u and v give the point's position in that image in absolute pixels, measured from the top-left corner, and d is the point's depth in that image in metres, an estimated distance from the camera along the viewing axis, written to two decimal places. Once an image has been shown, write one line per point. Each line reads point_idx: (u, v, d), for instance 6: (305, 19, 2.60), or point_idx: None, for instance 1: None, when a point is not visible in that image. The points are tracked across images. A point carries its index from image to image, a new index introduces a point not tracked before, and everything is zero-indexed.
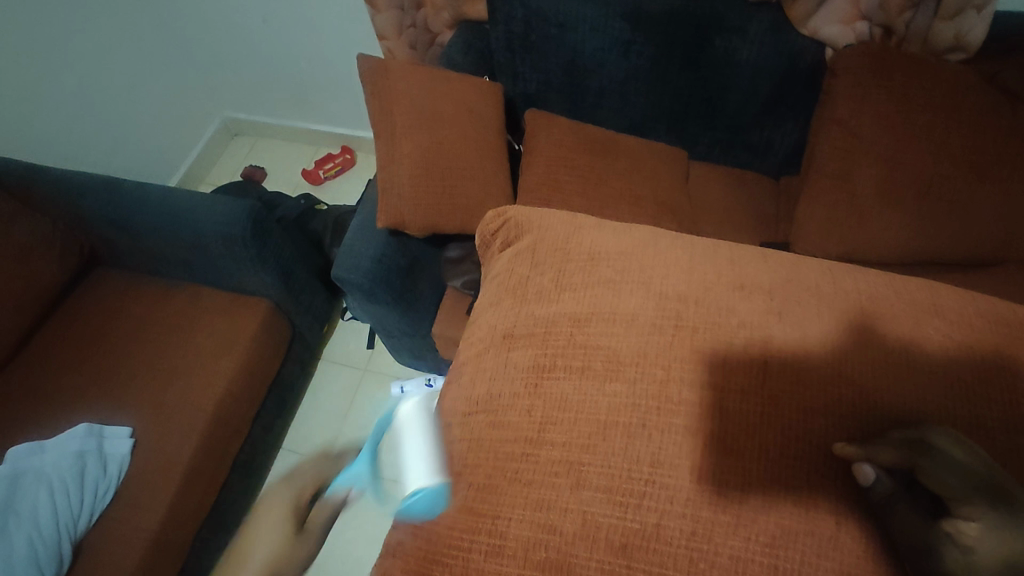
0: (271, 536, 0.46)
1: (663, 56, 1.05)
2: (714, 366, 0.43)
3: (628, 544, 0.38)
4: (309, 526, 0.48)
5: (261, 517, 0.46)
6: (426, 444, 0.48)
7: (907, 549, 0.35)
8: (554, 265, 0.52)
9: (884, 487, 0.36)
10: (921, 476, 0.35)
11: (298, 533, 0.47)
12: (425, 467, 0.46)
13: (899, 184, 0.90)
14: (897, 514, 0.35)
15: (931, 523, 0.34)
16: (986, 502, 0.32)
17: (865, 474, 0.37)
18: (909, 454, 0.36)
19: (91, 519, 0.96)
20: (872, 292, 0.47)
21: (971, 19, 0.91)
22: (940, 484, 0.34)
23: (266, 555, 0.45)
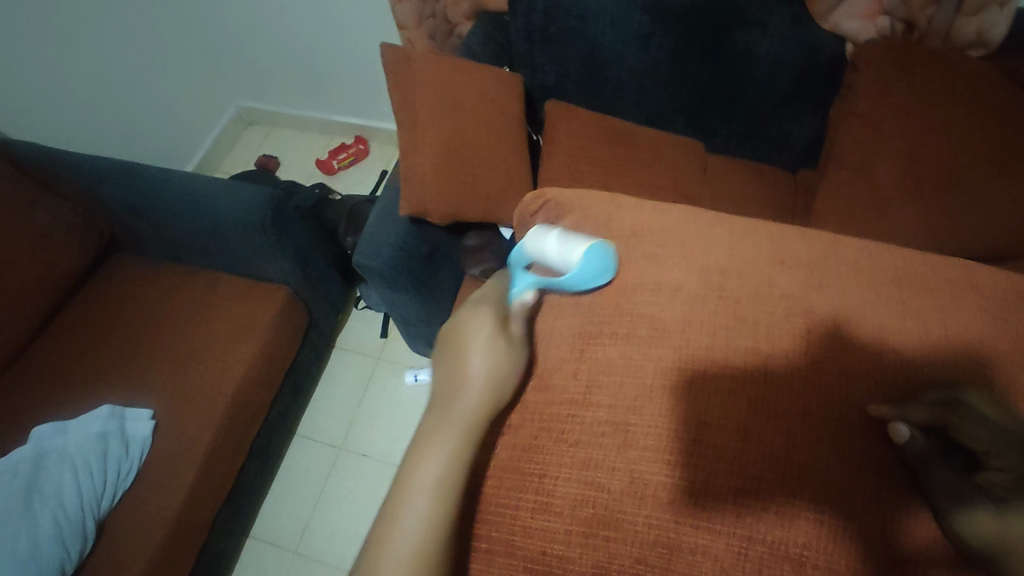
0: (485, 337, 0.48)
1: (683, 49, 1.07)
2: (757, 333, 0.44)
3: (676, 500, 0.40)
4: (512, 335, 0.50)
5: (471, 327, 0.48)
6: (572, 234, 0.54)
7: (940, 503, 0.36)
8: (597, 241, 0.54)
9: (918, 444, 0.37)
10: (955, 432, 0.36)
11: (508, 337, 0.48)
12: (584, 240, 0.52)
13: (917, 175, 0.92)
14: (931, 469, 0.36)
15: (965, 478, 0.35)
16: (1017, 455, 0.34)
17: (900, 432, 0.38)
18: (943, 412, 0.37)
19: (114, 500, 0.97)
20: (908, 268, 0.49)
21: (994, 14, 0.92)
22: (974, 439, 0.36)
23: (485, 360, 0.46)
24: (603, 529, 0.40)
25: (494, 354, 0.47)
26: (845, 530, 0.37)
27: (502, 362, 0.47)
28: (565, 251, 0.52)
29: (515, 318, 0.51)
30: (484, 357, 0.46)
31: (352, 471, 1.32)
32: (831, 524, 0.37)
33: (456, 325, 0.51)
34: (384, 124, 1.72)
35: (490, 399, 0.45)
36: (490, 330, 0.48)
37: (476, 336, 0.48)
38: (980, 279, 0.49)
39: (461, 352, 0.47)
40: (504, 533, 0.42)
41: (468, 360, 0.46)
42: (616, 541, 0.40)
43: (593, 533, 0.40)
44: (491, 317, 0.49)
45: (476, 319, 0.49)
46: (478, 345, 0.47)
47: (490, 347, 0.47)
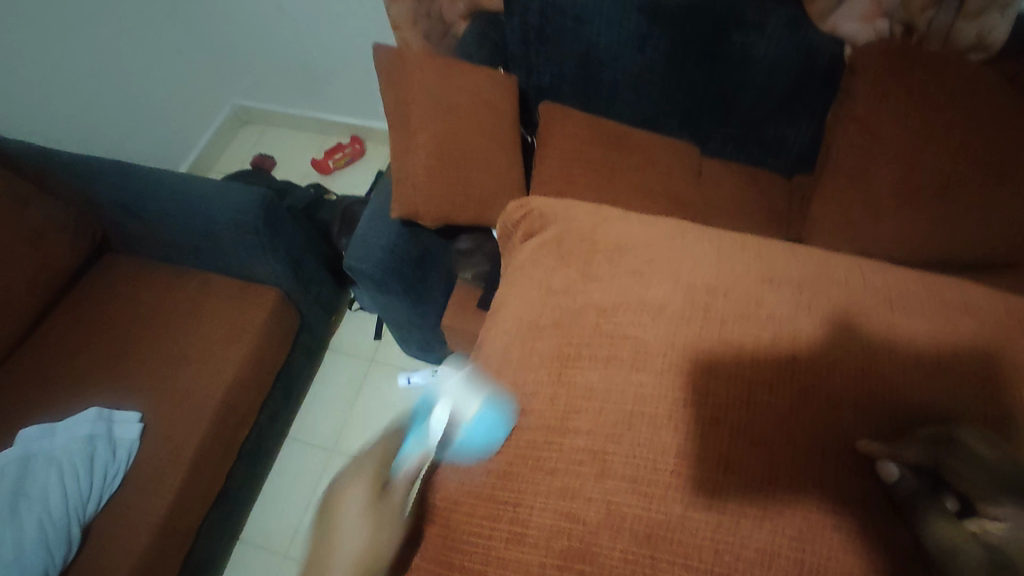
0: (358, 509, 0.42)
1: (679, 51, 1.05)
2: (743, 357, 0.43)
3: (653, 534, 0.39)
4: (391, 504, 0.44)
5: (348, 498, 0.42)
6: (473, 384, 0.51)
7: (928, 546, 0.34)
8: (580, 256, 0.53)
9: (909, 484, 0.36)
10: (948, 474, 0.35)
11: (386, 511, 0.43)
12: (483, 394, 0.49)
13: (916, 184, 0.90)
14: (921, 510, 0.35)
15: (956, 522, 0.34)
16: (1012, 501, 0.33)
17: (890, 472, 0.37)
18: (935, 452, 0.36)
19: (100, 504, 0.96)
20: (900, 289, 0.48)
21: (996, 18, 0.91)
22: (967, 483, 0.35)
23: (356, 535, 0.41)
24: (579, 563, 0.39)
25: (370, 534, 0.42)
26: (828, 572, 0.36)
27: (378, 541, 0.42)
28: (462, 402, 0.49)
29: (396, 485, 0.45)
30: (360, 539, 0.41)
31: None
32: (812, 565, 0.36)
33: (330, 485, 0.44)
34: (380, 124, 1.70)
35: None
36: (364, 500, 0.43)
37: (346, 511, 0.42)
38: (974, 301, 0.47)
39: (333, 529, 0.41)
40: (477, 564, 0.41)
41: (337, 534, 0.41)
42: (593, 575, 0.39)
43: (568, 567, 0.39)
44: (368, 484, 0.43)
45: (355, 488, 0.43)
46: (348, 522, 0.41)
47: (364, 520, 0.42)
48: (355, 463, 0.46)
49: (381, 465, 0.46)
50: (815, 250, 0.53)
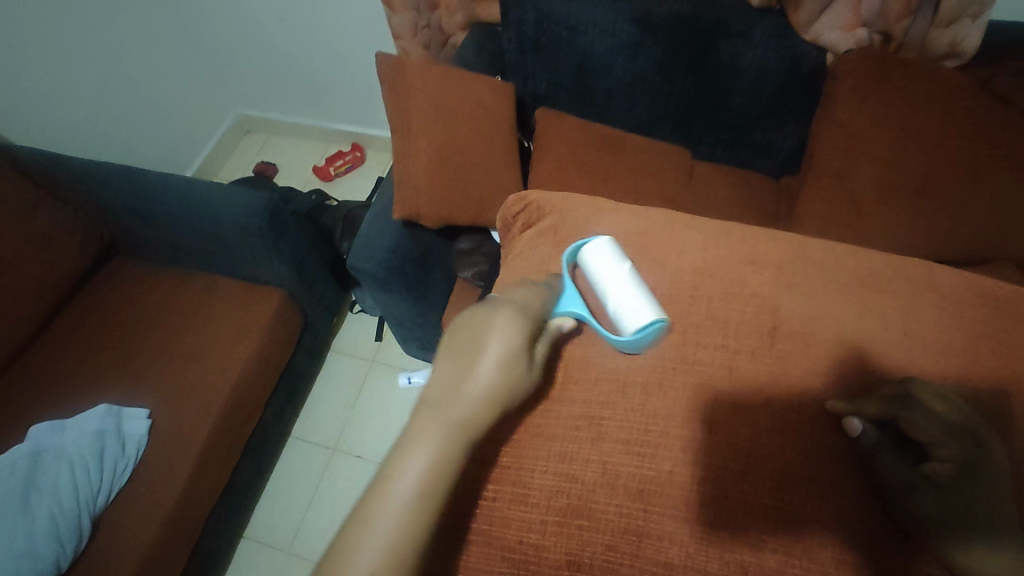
0: (506, 349, 0.45)
1: (670, 59, 1.10)
2: (727, 330, 0.47)
3: (645, 490, 0.42)
4: (534, 355, 0.47)
5: (496, 331, 0.45)
6: (644, 292, 0.48)
7: (888, 489, 0.40)
8: (576, 242, 0.56)
9: (872, 437, 0.41)
10: (905, 425, 0.40)
11: (528, 352, 0.46)
12: (650, 309, 0.46)
13: (896, 182, 0.95)
14: (880, 459, 0.41)
15: (912, 466, 0.40)
16: (958, 446, 0.39)
17: (856, 427, 0.41)
18: (893, 407, 0.41)
19: (110, 497, 0.98)
20: (872, 268, 0.52)
21: (967, 26, 0.94)
22: (921, 434, 0.40)
23: (502, 366, 0.44)
24: (576, 519, 0.42)
25: (507, 366, 0.44)
26: (803, 518, 0.40)
27: (511, 379, 0.45)
28: (627, 305, 0.47)
29: (546, 338, 0.48)
30: (495, 369, 0.44)
31: (345, 472, 1.33)
32: (790, 512, 0.40)
33: (477, 318, 0.46)
34: (380, 131, 1.75)
35: (495, 400, 0.44)
36: (512, 345, 0.45)
37: (498, 342, 0.44)
38: (939, 279, 0.52)
39: (477, 350, 0.44)
40: (481, 524, 0.45)
41: (483, 362, 0.44)
42: (590, 530, 0.42)
43: (567, 523, 0.43)
44: (524, 330, 0.46)
45: (501, 328, 0.45)
46: (498, 353, 0.44)
47: (506, 362, 0.44)
48: (515, 303, 0.48)
49: (538, 316, 0.48)
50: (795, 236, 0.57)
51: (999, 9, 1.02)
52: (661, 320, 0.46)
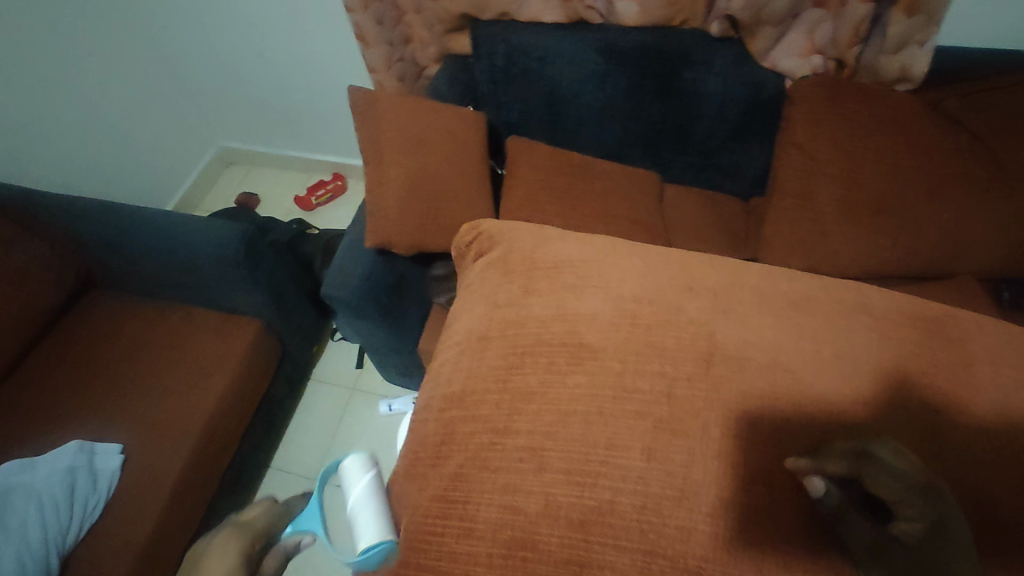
0: (230, 563, 0.57)
1: (636, 87, 1.13)
2: (666, 357, 0.48)
3: (586, 520, 0.43)
4: (262, 567, 0.58)
5: (220, 555, 0.59)
6: (375, 511, 0.54)
7: (853, 551, 0.39)
8: (523, 272, 0.57)
9: (836, 498, 0.39)
10: (871, 485, 0.38)
11: (250, 566, 0.58)
12: (374, 527, 0.52)
13: (856, 201, 0.98)
14: (846, 522, 0.39)
15: (880, 528, 0.39)
16: (924, 504, 0.38)
17: (817, 489, 0.39)
18: (858, 466, 0.39)
19: (79, 535, 0.97)
20: (806, 292, 0.54)
21: (914, 53, 0.97)
22: (884, 494, 0.38)
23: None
24: (521, 551, 0.43)
25: None
26: (741, 541, 0.41)
27: None
28: (364, 528, 0.52)
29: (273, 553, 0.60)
30: None
31: None
32: (727, 538, 0.41)
33: (206, 555, 0.60)
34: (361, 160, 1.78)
35: None
36: (232, 562, 0.57)
37: (216, 567, 0.57)
38: (870, 302, 0.54)
39: (204, 571, 0.57)
40: (432, 560, 0.45)
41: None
42: (534, 562, 0.42)
43: (512, 555, 0.43)
44: (240, 546, 0.60)
45: (226, 549, 0.59)
46: (223, 572, 0.56)
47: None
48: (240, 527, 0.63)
49: (257, 536, 0.62)
50: (740, 261, 0.59)
51: (946, 36, 1.06)
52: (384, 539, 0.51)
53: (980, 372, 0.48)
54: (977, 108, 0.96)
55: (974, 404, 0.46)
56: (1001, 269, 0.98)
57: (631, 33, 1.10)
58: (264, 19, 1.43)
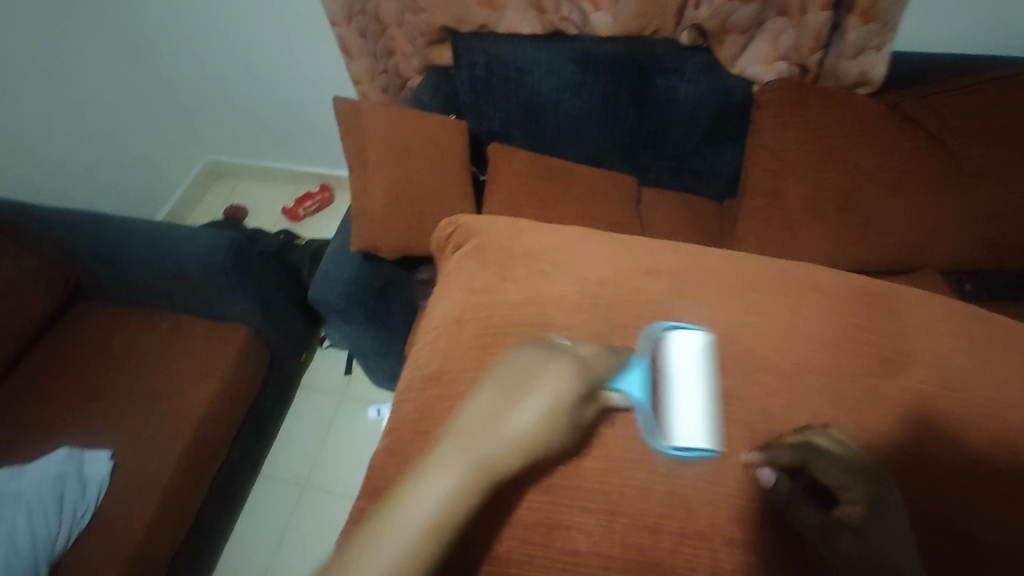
0: (550, 403, 0.45)
1: (612, 94, 1.18)
2: (627, 331, 0.57)
3: (553, 483, 0.50)
4: (574, 416, 0.48)
5: (543, 379, 0.46)
6: (707, 411, 0.52)
7: (807, 536, 0.45)
8: (497, 262, 0.63)
9: (784, 485, 0.47)
10: (813, 470, 0.45)
11: (566, 414, 0.47)
12: (706, 433, 0.50)
13: (823, 199, 1.02)
14: (794, 506, 0.46)
15: (826, 512, 0.44)
16: (861, 486, 0.44)
17: (767, 477, 0.48)
18: (800, 454, 0.46)
19: (68, 541, 0.97)
20: (759, 271, 0.63)
21: (872, 57, 1.02)
22: (822, 478, 0.45)
23: (545, 416, 0.45)
24: (494, 513, 0.49)
25: (545, 413, 0.45)
26: (693, 493, 0.49)
27: (545, 431, 0.45)
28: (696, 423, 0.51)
29: (588, 403, 0.49)
30: (533, 415, 0.44)
31: (316, 508, 1.33)
32: (680, 495, 0.49)
33: (527, 365, 0.48)
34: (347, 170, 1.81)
35: (526, 448, 0.44)
36: (556, 399, 0.45)
37: (534, 389, 0.45)
38: (820, 279, 0.63)
39: (520, 393, 0.45)
40: None
41: (521, 407, 0.45)
42: (507, 524, 0.49)
43: (483, 518, 0.49)
44: (570, 385, 0.46)
45: (547, 380, 0.46)
46: (543, 411, 0.45)
47: (546, 414, 0.45)
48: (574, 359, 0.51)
49: (596, 381, 0.49)
50: (694, 246, 0.66)
51: (904, 42, 1.12)
52: (712, 445, 0.50)
53: (914, 340, 0.58)
54: (933, 109, 1.01)
55: (905, 365, 0.56)
56: (966, 262, 1.02)
57: (604, 43, 1.13)
58: (249, 32, 1.47)
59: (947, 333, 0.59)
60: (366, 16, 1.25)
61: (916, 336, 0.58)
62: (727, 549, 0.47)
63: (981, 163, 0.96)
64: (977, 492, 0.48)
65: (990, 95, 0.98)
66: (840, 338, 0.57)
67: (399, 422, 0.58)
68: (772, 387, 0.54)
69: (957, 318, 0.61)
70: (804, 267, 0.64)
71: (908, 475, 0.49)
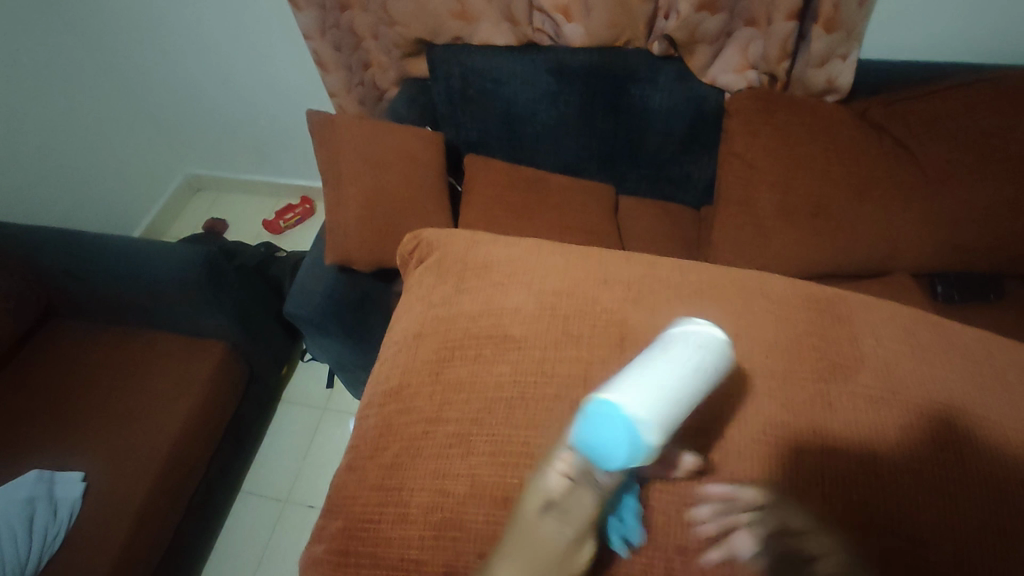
0: (540, 511, 0.44)
1: (587, 104, 1.18)
2: (579, 342, 0.55)
3: (509, 496, 0.48)
4: (573, 508, 0.43)
5: (531, 488, 0.45)
6: (649, 384, 0.42)
7: None
8: (455, 274, 0.64)
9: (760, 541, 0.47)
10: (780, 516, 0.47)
11: (558, 512, 0.43)
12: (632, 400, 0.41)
13: (793, 205, 1.03)
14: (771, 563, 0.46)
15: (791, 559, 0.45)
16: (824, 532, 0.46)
17: (747, 532, 0.47)
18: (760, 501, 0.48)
19: (38, 566, 0.95)
20: (716, 279, 0.64)
21: (839, 65, 1.04)
22: (795, 529, 0.47)
23: (534, 522, 0.43)
24: (450, 531, 0.48)
25: (540, 522, 0.43)
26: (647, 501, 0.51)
27: (548, 537, 0.43)
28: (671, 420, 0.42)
29: (583, 489, 0.43)
30: (525, 527, 0.44)
31: (296, 524, 1.32)
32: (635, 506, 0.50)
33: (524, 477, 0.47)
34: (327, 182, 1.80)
35: (529, 561, 0.43)
36: (544, 506, 0.44)
37: (534, 508, 0.44)
38: (770, 287, 0.64)
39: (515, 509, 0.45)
40: (370, 547, 0.49)
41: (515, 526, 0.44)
42: (461, 540, 0.47)
43: (442, 535, 0.48)
44: (552, 487, 0.44)
45: (532, 488, 0.45)
46: (547, 532, 0.43)
47: (540, 524, 0.43)
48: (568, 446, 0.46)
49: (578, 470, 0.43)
50: (652, 256, 0.67)
51: (872, 50, 1.14)
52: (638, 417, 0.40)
53: (865, 345, 0.58)
54: (900, 116, 1.03)
55: (862, 372, 0.56)
56: (932, 266, 1.03)
57: (578, 53, 1.15)
58: (226, 45, 1.47)
59: (906, 340, 0.59)
60: (341, 29, 1.25)
61: (868, 340, 0.59)
62: (680, 559, 0.48)
63: (945, 168, 0.97)
64: (927, 496, 0.48)
65: (953, 102, 1.00)
66: (795, 343, 0.58)
67: (360, 439, 0.58)
68: (726, 399, 0.54)
69: (917, 324, 0.62)
70: (760, 276, 0.65)
71: (857, 480, 0.49)
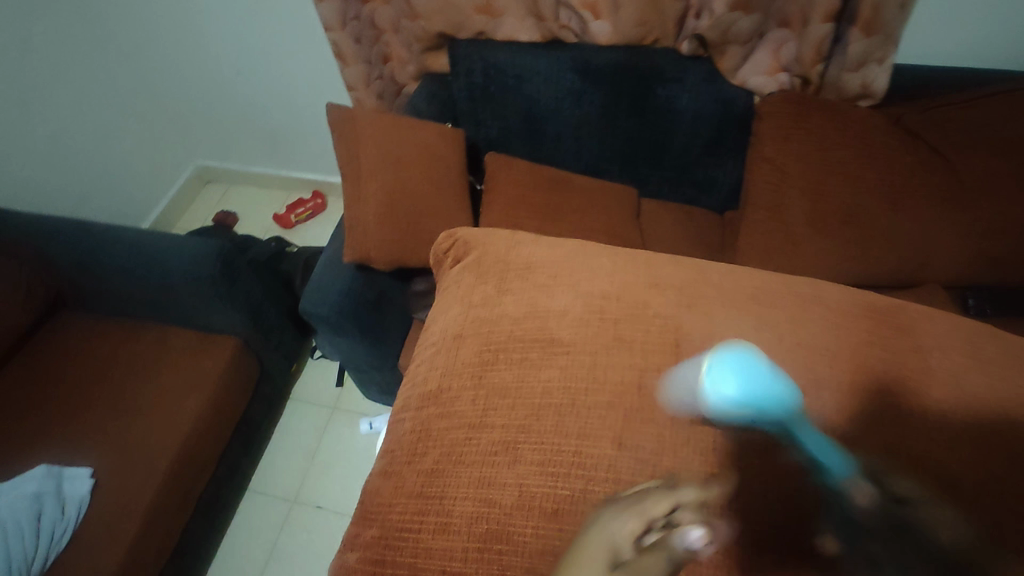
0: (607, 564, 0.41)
1: (612, 103, 1.16)
2: (629, 349, 0.53)
3: (559, 509, 0.46)
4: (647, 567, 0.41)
5: (597, 536, 0.42)
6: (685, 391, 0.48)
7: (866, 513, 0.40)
8: (496, 273, 0.62)
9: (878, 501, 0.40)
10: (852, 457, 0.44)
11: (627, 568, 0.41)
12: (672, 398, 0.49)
13: (826, 212, 1.01)
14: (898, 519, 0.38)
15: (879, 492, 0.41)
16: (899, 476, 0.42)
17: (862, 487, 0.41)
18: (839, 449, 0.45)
19: (45, 565, 0.92)
20: (766, 285, 0.61)
21: (874, 70, 1.01)
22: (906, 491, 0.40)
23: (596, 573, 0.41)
24: (496, 543, 0.46)
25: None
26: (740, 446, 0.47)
27: None
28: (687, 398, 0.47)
29: (660, 550, 0.41)
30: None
31: (306, 525, 1.30)
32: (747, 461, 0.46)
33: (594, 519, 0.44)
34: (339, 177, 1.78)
35: None
36: (611, 559, 0.41)
37: (599, 557, 0.41)
38: (823, 294, 0.61)
39: (573, 557, 0.42)
40: (407, 558, 0.48)
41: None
42: (508, 553, 0.45)
43: (487, 548, 0.46)
44: (626, 535, 0.41)
45: (601, 534, 0.42)
46: None
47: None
48: (655, 496, 0.43)
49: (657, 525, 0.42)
50: (697, 260, 0.64)
51: (906, 55, 1.11)
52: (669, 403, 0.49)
53: (929, 357, 0.56)
54: (935, 123, 1.00)
55: (928, 387, 0.53)
56: (967, 277, 1.00)
57: (605, 51, 1.12)
58: (241, 37, 1.45)
59: (966, 353, 0.57)
60: (362, 21, 1.23)
61: (930, 353, 0.56)
62: None
63: (982, 177, 0.95)
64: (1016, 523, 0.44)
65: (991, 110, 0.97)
66: (856, 354, 0.55)
67: (395, 444, 0.56)
68: None
69: (973, 336, 0.59)
70: (810, 284, 0.63)
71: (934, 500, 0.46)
